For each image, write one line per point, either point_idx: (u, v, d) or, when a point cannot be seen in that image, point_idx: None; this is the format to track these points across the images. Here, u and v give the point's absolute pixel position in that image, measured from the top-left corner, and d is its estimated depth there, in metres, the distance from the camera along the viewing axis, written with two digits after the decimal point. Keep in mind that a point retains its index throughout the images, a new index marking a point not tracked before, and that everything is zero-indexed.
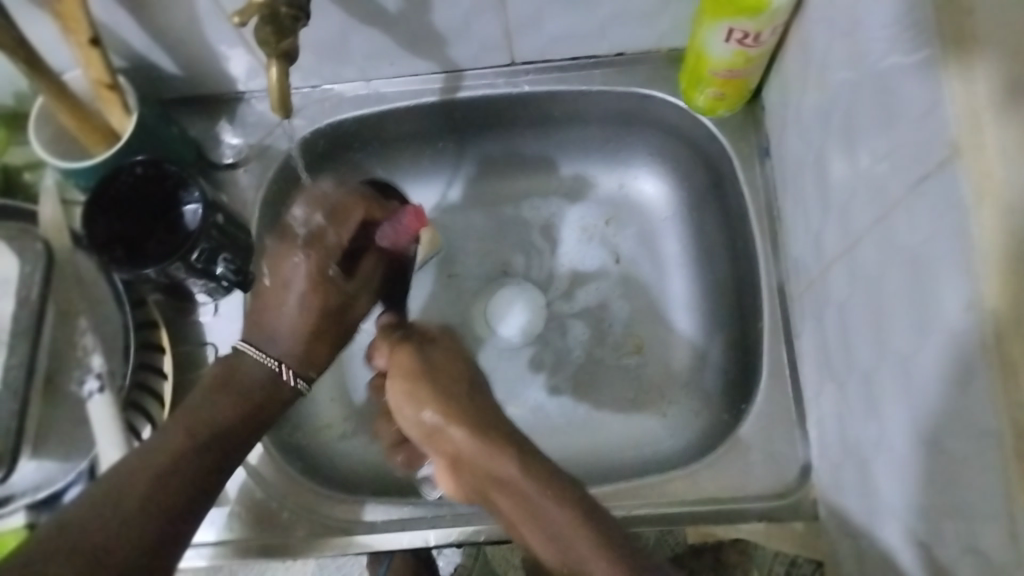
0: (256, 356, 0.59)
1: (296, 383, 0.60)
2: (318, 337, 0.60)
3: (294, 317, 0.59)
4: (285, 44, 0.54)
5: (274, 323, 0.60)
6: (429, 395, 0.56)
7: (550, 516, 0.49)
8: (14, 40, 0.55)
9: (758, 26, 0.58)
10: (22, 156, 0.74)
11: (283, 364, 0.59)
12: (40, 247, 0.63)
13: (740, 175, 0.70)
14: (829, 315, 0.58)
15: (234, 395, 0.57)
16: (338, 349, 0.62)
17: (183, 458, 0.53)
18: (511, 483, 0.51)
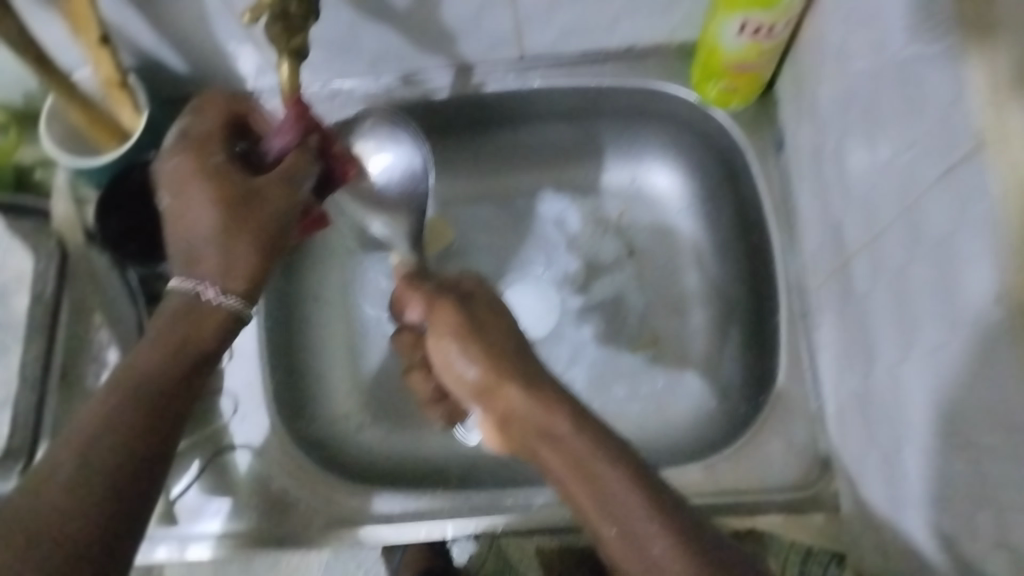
0: (214, 297, 0.48)
1: (225, 300, 0.48)
2: (235, 236, 0.48)
3: (207, 218, 0.48)
4: (297, 41, 0.53)
5: (227, 233, 0.48)
6: (478, 351, 0.52)
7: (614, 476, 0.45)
8: (25, 40, 0.55)
9: (773, 19, 0.58)
10: (34, 155, 0.74)
11: (203, 282, 0.48)
12: (53, 244, 0.65)
13: (755, 167, 0.69)
14: (848, 308, 0.57)
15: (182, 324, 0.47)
16: (255, 259, 0.49)
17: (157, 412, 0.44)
18: (569, 443, 0.46)
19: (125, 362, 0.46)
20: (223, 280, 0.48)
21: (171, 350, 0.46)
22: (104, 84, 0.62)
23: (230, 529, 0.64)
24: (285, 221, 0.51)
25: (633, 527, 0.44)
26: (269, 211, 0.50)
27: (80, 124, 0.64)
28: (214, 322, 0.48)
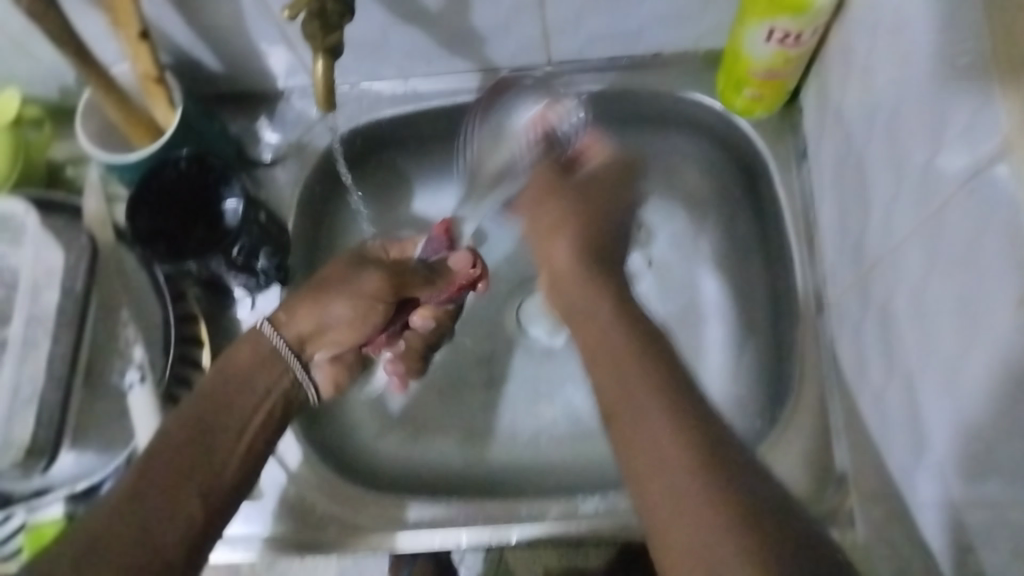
0: (276, 344, 0.59)
1: (276, 340, 0.59)
2: (318, 299, 0.60)
3: (342, 292, 0.61)
4: (332, 39, 0.53)
5: (329, 297, 0.61)
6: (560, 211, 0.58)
7: (669, 424, 0.44)
8: (63, 33, 0.56)
9: (799, 26, 0.57)
10: (67, 151, 0.75)
11: (280, 338, 0.59)
12: (85, 240, 0.64)
13: (778, 177, 0.70)
14: (868, 321, 0.57)
15: (267, 352, 0.59)
16: (302, 310, 0.60)
17: (214, 428, 0.54)
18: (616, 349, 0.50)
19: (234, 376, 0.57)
20: (294, 341, 0.60)
21: (264, 365, 0.58)
22: (141, 79, 0.63)
23: (261, 530, 0.65)
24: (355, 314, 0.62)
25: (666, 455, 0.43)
26: (340, 285, 0.61)
27: (118, 121, 0.65)
28: (277, 371, 0.59)
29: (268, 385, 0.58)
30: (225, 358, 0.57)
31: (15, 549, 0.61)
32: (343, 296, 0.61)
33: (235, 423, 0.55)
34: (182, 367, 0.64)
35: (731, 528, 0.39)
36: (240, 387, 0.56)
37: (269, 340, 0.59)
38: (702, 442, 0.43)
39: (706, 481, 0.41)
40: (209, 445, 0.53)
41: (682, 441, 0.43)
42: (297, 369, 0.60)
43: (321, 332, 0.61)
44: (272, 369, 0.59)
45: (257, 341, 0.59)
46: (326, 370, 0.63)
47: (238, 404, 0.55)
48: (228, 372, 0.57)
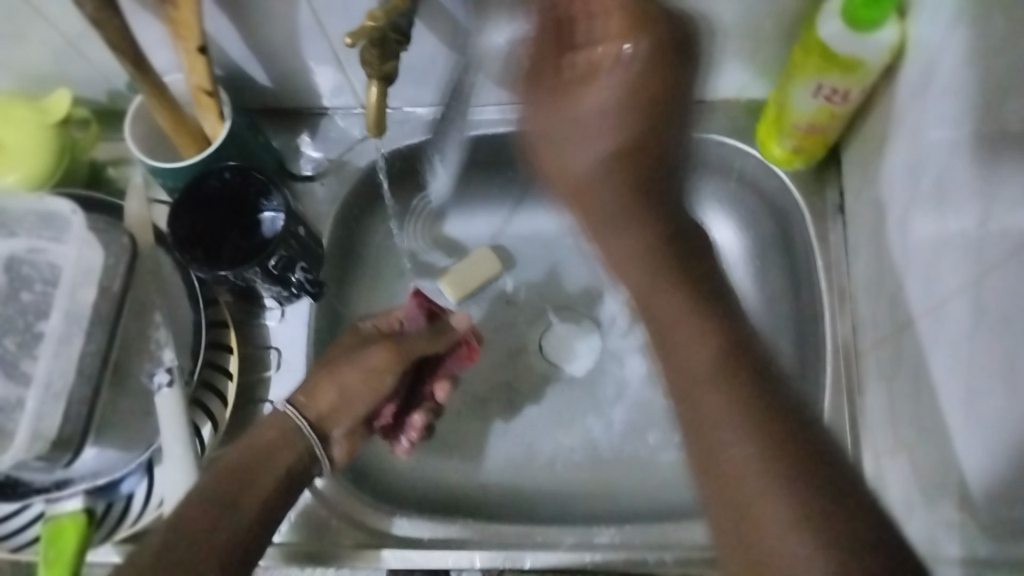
0: (298, 425, 0.59)
1: (298, 419, 0.59)
2: (330, 374, 0.61)
3: (350, 365, 0.62)
4: (388, 67, 0.54)
5: (341, 371, 0.61)
6: (598, 104, 0.52)
7: (747, 412, 0.45)
8: (123, 40, 0.57)
9: (848, 84, 0.58)
10: (109, 153, 0.76)
11: (300, 416, 0.59)
12: (126, 240, 0.63)
13: (812, 229, 0.70)
14: (901, 378, 0.57)
15: (281, 433, 0.58)
16: (323, 388, 0.61)
17: (245, 484, 0.55)
18: (687, 330, 0.48)
19: (258, 437, 0.58)
20: (313, 418, 0.60)
21: (281, 438, 0.58)
22: (193, 89, 0.64)
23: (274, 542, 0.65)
24: (367, 388, 0.62)
25: (761, 496, 0.42)
26: (351, 361, 0.62)
27: (165, 127, 0.66)
28: (297, 446, 0.58)
29: (291, 461, 0.57)
30: (249, 438, 0.57)
31: (33, 537, 0.62)
32: (354, 368, 0.61)
33: (258, 487, 0.55)
34: (209, 372, 0.66)
35: (795, 515, 0.41)
36: (262, 458, 0.56)
37: (286, 416, 0.59)
38: (773, 437, 0.44)
39: (794, 480, 0.42)
40: (234, 511, 0.53)
41: (761, 433, 0.44)
42: (315, 443, 0.59)
43: (342, 409, 0.61)
44: (290, 442, 0.58)
45: (277, 422, 0.59)
46: (345, 445, 0.61)
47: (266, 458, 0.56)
48: (254, 443, 0.57)
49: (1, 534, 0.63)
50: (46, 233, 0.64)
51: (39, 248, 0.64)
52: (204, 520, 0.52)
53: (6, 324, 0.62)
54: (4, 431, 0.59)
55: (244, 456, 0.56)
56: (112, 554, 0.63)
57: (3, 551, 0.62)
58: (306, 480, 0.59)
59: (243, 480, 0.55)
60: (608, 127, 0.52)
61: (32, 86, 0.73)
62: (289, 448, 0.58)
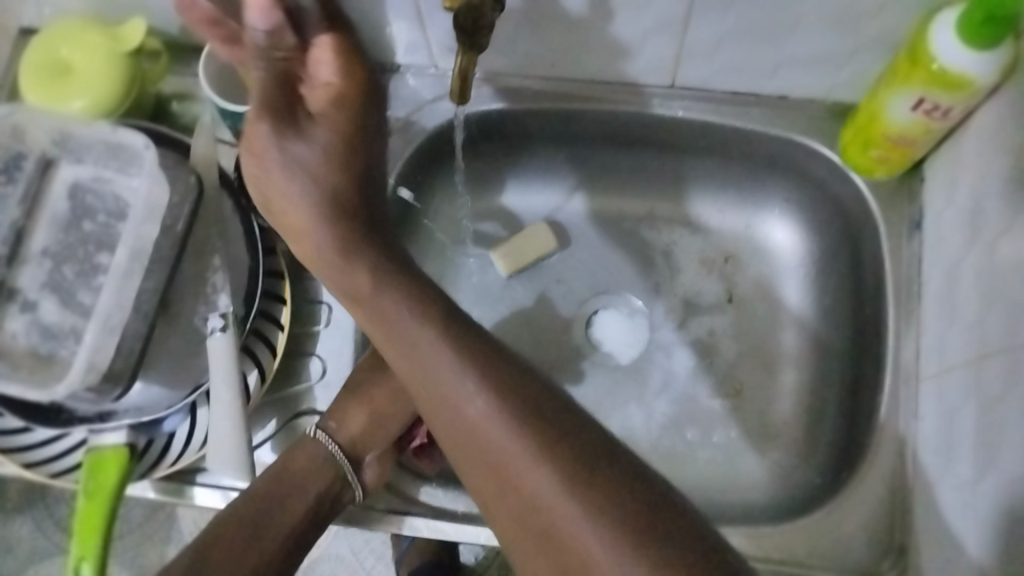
0: (330, 449, 0.62)
1: (332, 445, 0.62)
2: (358, 400, 0.64)
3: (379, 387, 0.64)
4: (481, 35, 0.53)
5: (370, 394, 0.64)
6: (289, 163, 0.52)
7: (481, 398, 0.50)
8: None
9: (952, 102, 0.56)
10: (176, 86, 0.75)
11: (332, 441, 0.62)
12: (192, 180, 0.63)
13: (884, 242, 0.68)
14: (969, 409, 0.57)
15: (316, 458, 0.61)
16: (351, 410, 0.64)
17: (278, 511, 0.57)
18: (400, 322, 0.53)
19: (292, 462, 0.60)
20: (343, 444, 0.63)
21: (314, 461, 0.61)
22: None
23: None
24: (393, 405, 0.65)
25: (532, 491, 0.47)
26: (381, 385, 0.64)
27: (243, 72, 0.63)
28: (328, 473, 0.61)
29: (320, 488, 0.60)
30: (286, 458, 0.60)
31: (75, 463, 0.63)
32: (384, 389, 0.64)
33: (291, 510, 0.58)
34: (261, 320, 0.66)
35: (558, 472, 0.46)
36: (291, 488, 0.58)
37: (321, 444, 0.62)
38: (567, 457, 0.47)
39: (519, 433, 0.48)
40: (261, 540, 0.55)
41: (500, 412, 0.49)
42: (347, 469, 0.62)
43: (373, 434, 0.64)
44: (320, 469, 0.60)
45: (311, 451, 0.61)
46: (377, 466, 0.64)
47: (301, 487, 0.59)
48: (287, 471, 0.59)
49: (41, 458, 0.63)
50: (113, 164, 0.63)
51: (106, 179, 0.64)
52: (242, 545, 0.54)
53: (65, 252, 0.62)
54: (57, 357, 0.60)
55: (282, 480, 0.59)
56: (148, 490, 0.65)
57: (42, 475, 0.62)
58: (336, 509, 0.61)
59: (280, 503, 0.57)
60: (318, 170, 0.53)
61: (106, 10, 0.71)
62: (323, 479, 0.60)
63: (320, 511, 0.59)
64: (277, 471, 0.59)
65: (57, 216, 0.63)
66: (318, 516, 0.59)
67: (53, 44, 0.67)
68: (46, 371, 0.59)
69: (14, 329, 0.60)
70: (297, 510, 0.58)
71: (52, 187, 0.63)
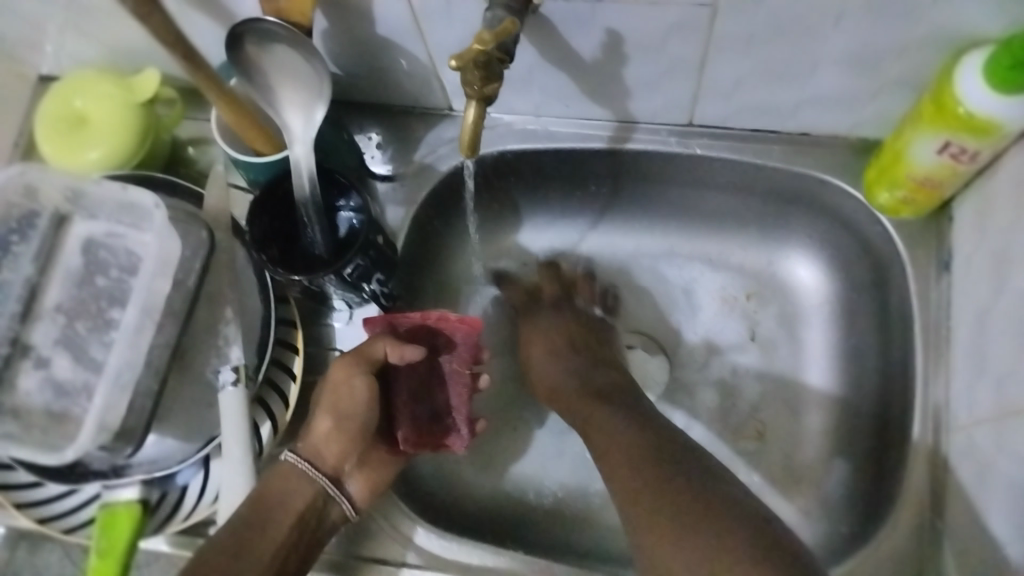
0: (306, 471, 0.60)
1: (301, 463, 0.60)
2: (325, 416, 0.60)
3: (340, 399, 0.61)
4: (489, 89, 0.51)
5: (331, 407, 0.60)
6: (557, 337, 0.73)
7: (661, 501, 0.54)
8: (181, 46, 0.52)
9: (980, 147, 0.54)
10: (191, 131, 0.74)
11: (303, 462, 0.60)
12: (204, 234, 0.64)
13: (911, 283, 0.66)
14: (1004, 464, 0.54)
15: (297, 476, 0.59)
16: (318, 425, 0.60)
17: (271, 525, 0.56)
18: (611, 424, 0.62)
19: (274, 479, 0.59)
20: (314, 460, 0.60)
21: (293, 481, 0.59)
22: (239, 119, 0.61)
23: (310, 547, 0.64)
24: (362, 416, 0.61)
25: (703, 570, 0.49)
26: (344, 396, 0.61)
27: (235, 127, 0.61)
28: (307, 488, 0.59)
29: (301, 507, 0.58)
30: (266, 479, 0.59)
31: (88, 519, 0.62)
32: (353, 399, 0.61)
33: (284, 517, 0.57)
34: (274, 370, 0.65)
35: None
36: (277, 506, 0.57)
37: (296, 466, 0.60)
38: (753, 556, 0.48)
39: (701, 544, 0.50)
40: (238, 570, 0.53)
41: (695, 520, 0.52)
42: (326, 483, 0.60)
43: (349, 455, 0.61)
44: (301, 487, 0.59)
45: (286, 468, 0.59)
46: (359, 481, 0.63)
47: (287, 502, 0.58)
48: (266, 495, 0.58)
49: (56, 512, 0.63)
50: (126, 219, 0.63)
51: (119, 234, 0.64)
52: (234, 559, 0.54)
53: (79, 307, 0.62)
54: (71, 414, 0.60)
55: (270, 494, 0.58)
56: (161, 544, 0.63)
57: (56, 530, 0.62)
58: (324, 524, 0.60)
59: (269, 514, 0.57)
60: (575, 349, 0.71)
61: (122, 59, 0.70)
62: (306, 496, 0.59)
63: (308, 524, 0.59)
64: (262, 489, 0.58)
65: (69, 272, 0.63)
66: (299, 543, 0.57)
67: (69, 97, 0.67)
68: (60, 429, 0.59)
69: (28, 387, 0.60)
70: (288, 521, 0.57)
71: (66, 242, 0.63)
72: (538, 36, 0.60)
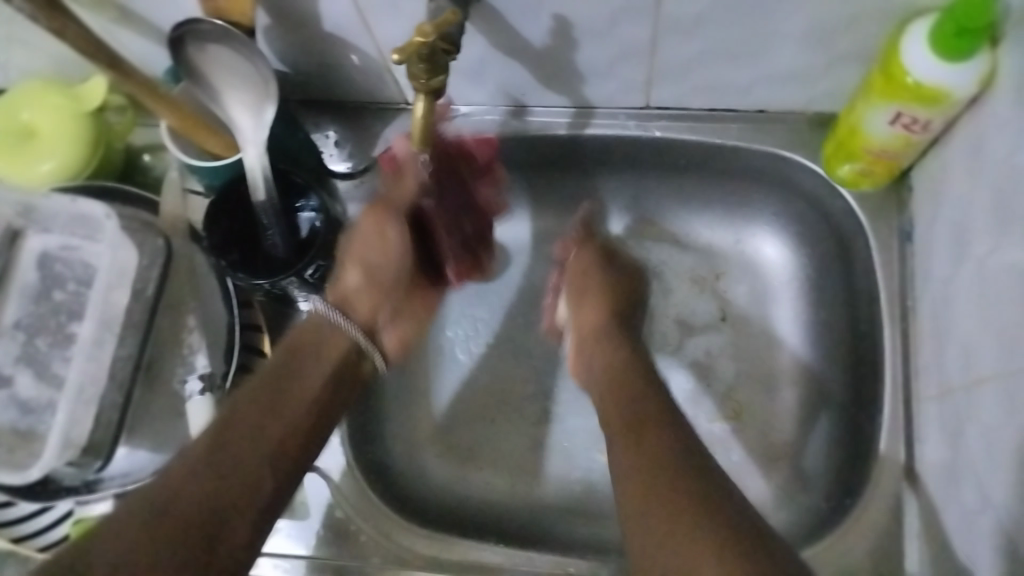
0: (338, 322, 0.61)
1: (335, 313, 0.61)
2: (354, 264, 0.62)
3: (368, 245, 0.62)
4: (436, 82, 0.50)
5: (360, 258, 0.62)
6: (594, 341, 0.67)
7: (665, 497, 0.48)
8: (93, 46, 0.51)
9: (930, 115, 0.54)
10: (145, 138, 0.73)
11: (338, 312, 0.61)
12: (160, 242, 0.63)
13: (875, 255, 0.66)
14: (972, 430, 0.55)
15: (328, 331, 0.60)
16: (348, 274, 0.62)
17: (299, 390, 0.56)
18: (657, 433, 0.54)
19: (308, 337, 0.59)
20: (346, 310, 0.62)
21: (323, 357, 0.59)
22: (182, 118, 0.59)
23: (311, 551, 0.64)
24: (388, 258, 0.63)
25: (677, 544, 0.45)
26: (370, 247, 0.62)
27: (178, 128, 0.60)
28: (344, 340, 0.61)
29: (338, 355, 0.60)
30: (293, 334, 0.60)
31: (62, 535, 0.59)
32: (382, 245, 0.63)
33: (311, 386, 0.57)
34: None
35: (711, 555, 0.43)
36: (310, 361, 0.58)
37: (330, 320, 0.60)
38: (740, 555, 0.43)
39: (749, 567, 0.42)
40: (263, 426, 0.53)
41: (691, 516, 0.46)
42: (361, 336, 0.62)
43: (380, 305, 0.64)
44: (334, 339, 0.60)
45: (318, 319, 0.60)
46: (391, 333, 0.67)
47: (317, 380, 0.57)
48: (302, 341, 0.59)
49: (31, 530, 0.60)
50: (81, 231, 0.63)
51: (74, 247, 0.63)
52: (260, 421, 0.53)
53: (38, 323, 0.62)
54: (36, 430, 0.59)
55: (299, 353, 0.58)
56: None
57: (30, 549, 0.59)
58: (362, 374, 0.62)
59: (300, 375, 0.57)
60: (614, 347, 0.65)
61: (69, 68, 0.69)
62: (337, 355, 0.60)
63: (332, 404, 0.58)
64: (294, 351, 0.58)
65: (27, 287, 0.62)
66: (332, 401, 0.58)
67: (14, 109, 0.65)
68: (26, 446, 0.59)
69: None
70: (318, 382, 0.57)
71: (21, 258, 0.63)
72: (487, 26, 0.59)
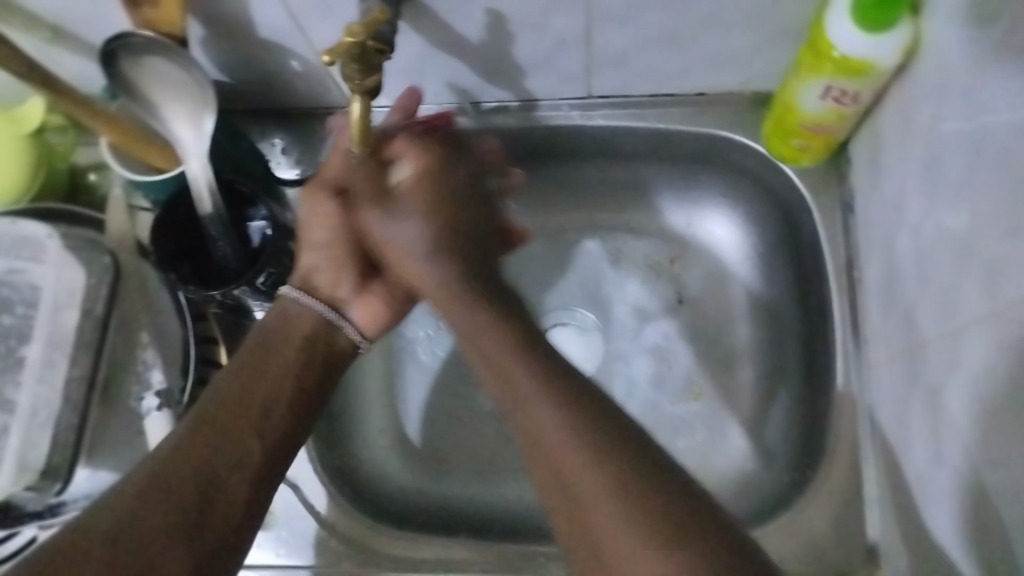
0: (303, 301, 0.59)
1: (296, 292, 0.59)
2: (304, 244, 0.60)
3: (314, 225, 0.60)
4: (370, 81, 0.50)
5: (310, 237, 0.60)
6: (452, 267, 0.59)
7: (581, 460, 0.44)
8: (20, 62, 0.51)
9: (858, 87, 0.56)
10: (89, 157, 0.73)
11: (293, 289, 0.59)
12: (106, 259, 0.63)
13: (820, 227, 0.68)
14: (918, 390, 0.56)
15: (298, 309, 0.58)
16: (301, 258, 0.60)
17: (275, 362, 0.55)
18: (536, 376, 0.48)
19: (280, 312, 0.58)
20: (308, 290, 0.60)
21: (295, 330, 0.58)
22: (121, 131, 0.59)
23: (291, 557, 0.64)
24: (341, 235, 0.60)
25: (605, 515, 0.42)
26: (312, 224, 0.60)
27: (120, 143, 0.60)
28: (308, 316, 0.59)
29: (307, 333, 0.58)
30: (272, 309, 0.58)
31: None
32: (324, 223, 0.60)
33: (287, 356, 0.56)
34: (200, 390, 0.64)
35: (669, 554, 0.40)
36: (284, 335, 0.57)
37: (291, 299, 0.59)
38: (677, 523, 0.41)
39: (649, 529, 0.40)
40: (247, 412, 0.52)
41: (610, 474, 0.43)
42: (324, 310, 0.59)
43: (344, 277, 0.61)
44: (299, 317, 0.58)
45: (285, 302, 0.59)
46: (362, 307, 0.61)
47: (294, 349, 0.56)
48: (282, 316, 0.58)
49: None
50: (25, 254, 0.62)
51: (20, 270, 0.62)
52: (242, 407, 0.52)
53: None
54: None
55: (274, 329, 0.57)
56: None
57: None
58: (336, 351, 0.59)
59: (275, 350, 0.56)
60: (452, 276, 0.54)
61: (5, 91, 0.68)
62: (308, 324, 0.58)
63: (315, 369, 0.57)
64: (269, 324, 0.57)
65: None
66: (313, 367, 0.57)
67: None
68: None
69: None
70: (292, 353, 0.56)
71: None
72: (423, 25, 0.60)
